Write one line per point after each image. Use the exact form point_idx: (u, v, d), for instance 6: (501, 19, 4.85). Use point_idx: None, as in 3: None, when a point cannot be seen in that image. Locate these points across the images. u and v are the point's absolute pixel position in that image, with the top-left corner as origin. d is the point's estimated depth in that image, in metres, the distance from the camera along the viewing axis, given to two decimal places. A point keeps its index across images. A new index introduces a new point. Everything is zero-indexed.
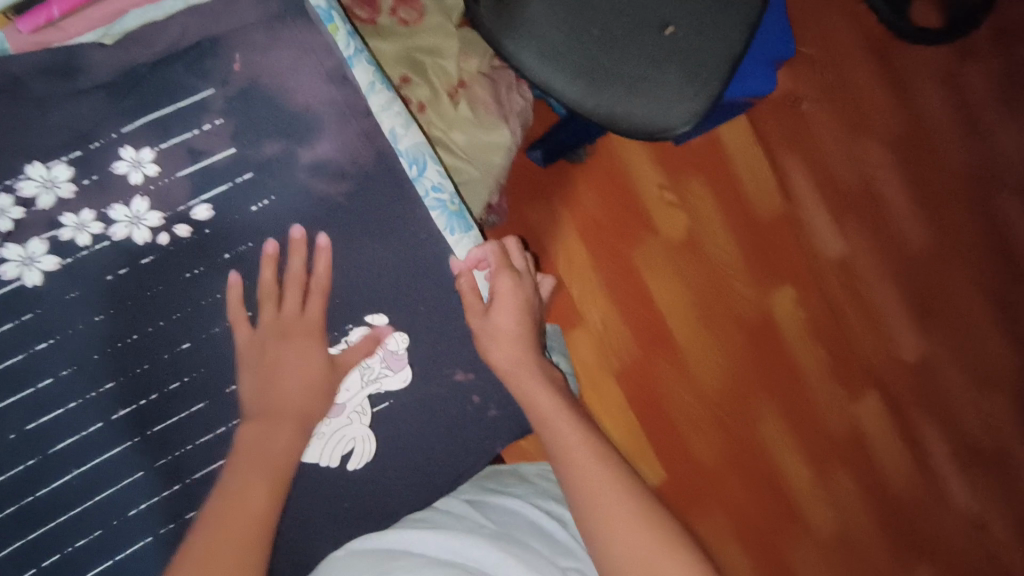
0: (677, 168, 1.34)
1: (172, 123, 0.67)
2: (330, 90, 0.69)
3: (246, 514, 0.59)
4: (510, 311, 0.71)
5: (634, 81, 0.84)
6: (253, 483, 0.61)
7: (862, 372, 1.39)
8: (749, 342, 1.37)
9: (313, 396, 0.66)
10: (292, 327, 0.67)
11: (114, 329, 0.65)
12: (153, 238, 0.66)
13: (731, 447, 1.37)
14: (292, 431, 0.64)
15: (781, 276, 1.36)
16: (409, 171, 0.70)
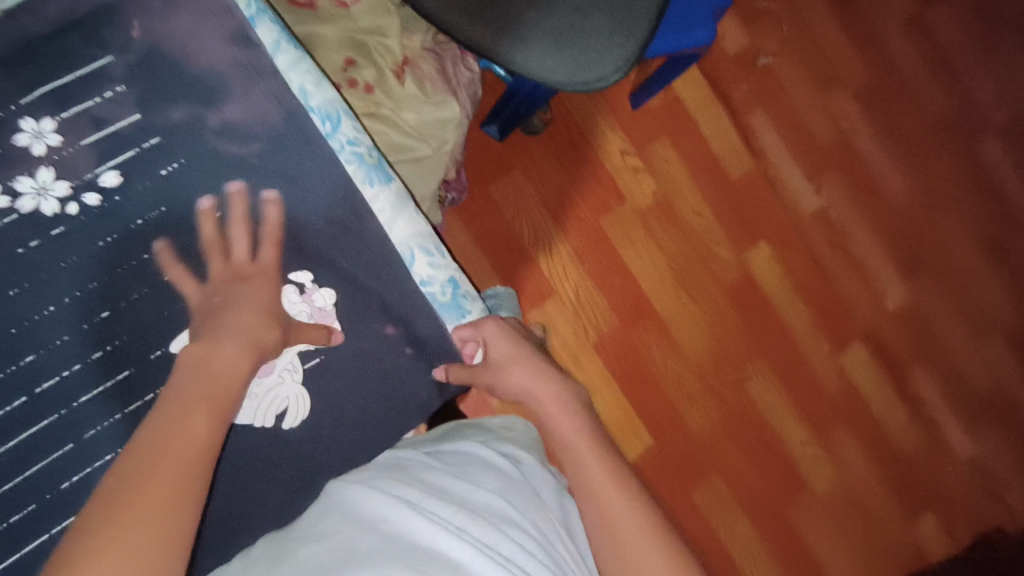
0: (637, 130, 1.32)
1: (73, 92, 0.62)
2: (233, 52, 0.66)
3: (189, 434, 0.48)
4: (503, 346, 0.68)
5: (565, 36, 0.80)
6: (195, 404, 0.51)
7: (853, 324, 1.44)
8: (729, 304, 1.36)
9: (265, 327, 0.60)
10: (244, 272, 0.63)
11: (31, 302, 0.60)
12: (62, 209, 0.61)
13: (720, 410, 1.35)
14: (240, 357, 0.56)
15: (758, 232, 1.38)
16: (323, 133, 0.68)
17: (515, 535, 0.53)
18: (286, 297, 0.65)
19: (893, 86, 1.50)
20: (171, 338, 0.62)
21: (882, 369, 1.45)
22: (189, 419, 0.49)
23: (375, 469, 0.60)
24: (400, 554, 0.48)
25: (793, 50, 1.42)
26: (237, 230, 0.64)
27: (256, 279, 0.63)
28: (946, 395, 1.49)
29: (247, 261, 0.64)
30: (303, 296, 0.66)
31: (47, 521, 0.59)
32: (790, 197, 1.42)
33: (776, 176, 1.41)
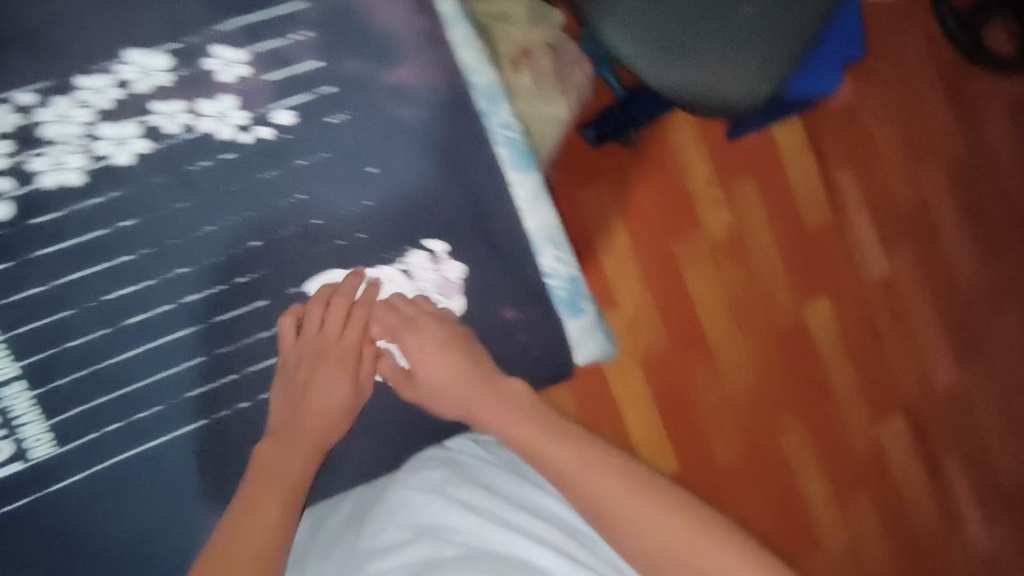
0: (730, 163, 1.23)
1: (266, 27, 0.63)
2: (415, 17, 0.66)
3: (263, 529, 0.53)
4: (436, 359, 0.62)
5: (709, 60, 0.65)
6: (264, 500, 0.55)
7: (897, 401, 1.33)
8: (779, 351, 1.26)
9: (333, 422, 0.61)
10: (325, 346, 0.62)
11: (193, 218, 0.62)
12: (236, 137, 0.63)
13: (751, 454, 1.24)
14: (305, 460, 0.59)
15: (822, 286, 1.28)
16: (480, 110, 0.68)
17: (585, 542, 0.55)
18: (417, 262, 0.67)
19: (991, 162, 1.39)
20: (306, 276, 0.65)
21: (918, 451, 1.34)
22: (258, 517, 0.54)
23: (430, 467, 0.61)
24: (485, 562, 0.50)
25: (895, 109, 1.33)
26: (327, 301, 0.63)
27: (338, 356, 0.62)
28: (978, 489, 1.36)
29: (326, 330, 0.62)
30: (433, 263, 0.67)
31: (171, 423, 0.62)
32: (861, 263, 1.31)
33: (851, 235, 1.30)
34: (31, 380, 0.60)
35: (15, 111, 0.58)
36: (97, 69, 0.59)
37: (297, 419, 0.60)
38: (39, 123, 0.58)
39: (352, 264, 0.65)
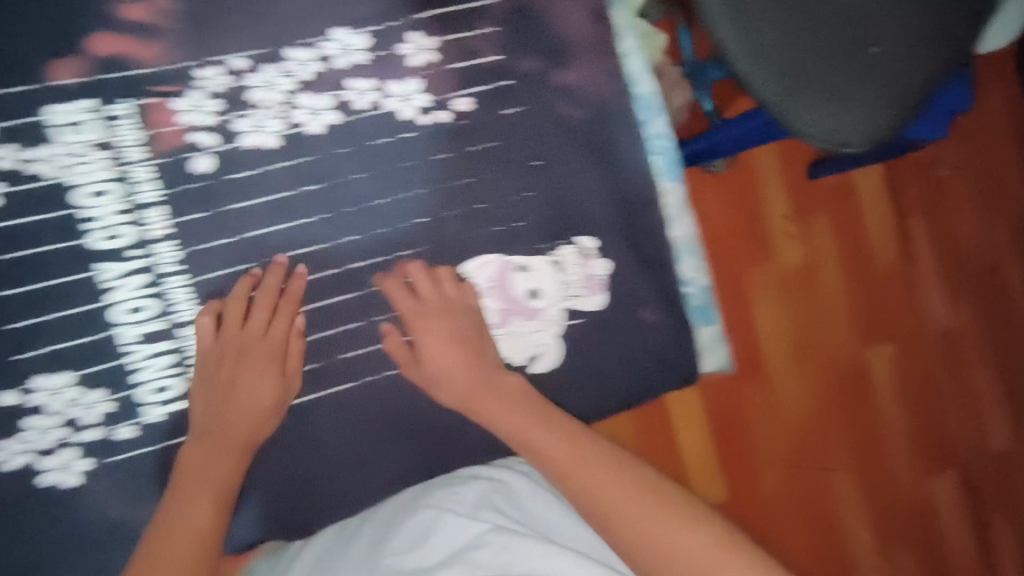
0: (806, 193, 1.07)
1: (457, 20, 0.67)
2: (593, 24, 0.70)
3: (190, 536, 0.54)
4: (450, 355, 0.63)
5: (801, 56, 0.59)
6: (192, 502, 0.56)
7: (963, 472, 1.10)
8: (836, 391, 1.06)
9: (261, 420, 0.60)
10: (248, 346, 0.61)
11: (371, 189, 0.65)
12: (418, 119, 0.66)
13: (798, 500, 1.04)
14: (231, 464, 0.58)
15: (886, 325, 1.09)
16: (638, 120, 0.71)
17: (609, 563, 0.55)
18: (567, 256, 0.70)
19: None
20: (465, 258, 0.68)
21: (977, 530, 1.09)
22: (188, 524, 0.54)
23: (474, 482, 0.62)
24: None
25: (983, 152, 1.11)
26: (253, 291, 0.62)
27: (258, 348, 0.61)
28: None
29: (249, 328, 0.61)
30: (583, 259, 0.70)
31: (328, 380, 0.65)
32: (927, 316, 1.10)
33: (922, 287, 1.10)
34: None
35: (227, 74, 0.62)
36: (304, 43, 0.63)
37: (222, 416, 0.59)
38: (246, 87, 0.62)
39: (509, 252, 0.69)
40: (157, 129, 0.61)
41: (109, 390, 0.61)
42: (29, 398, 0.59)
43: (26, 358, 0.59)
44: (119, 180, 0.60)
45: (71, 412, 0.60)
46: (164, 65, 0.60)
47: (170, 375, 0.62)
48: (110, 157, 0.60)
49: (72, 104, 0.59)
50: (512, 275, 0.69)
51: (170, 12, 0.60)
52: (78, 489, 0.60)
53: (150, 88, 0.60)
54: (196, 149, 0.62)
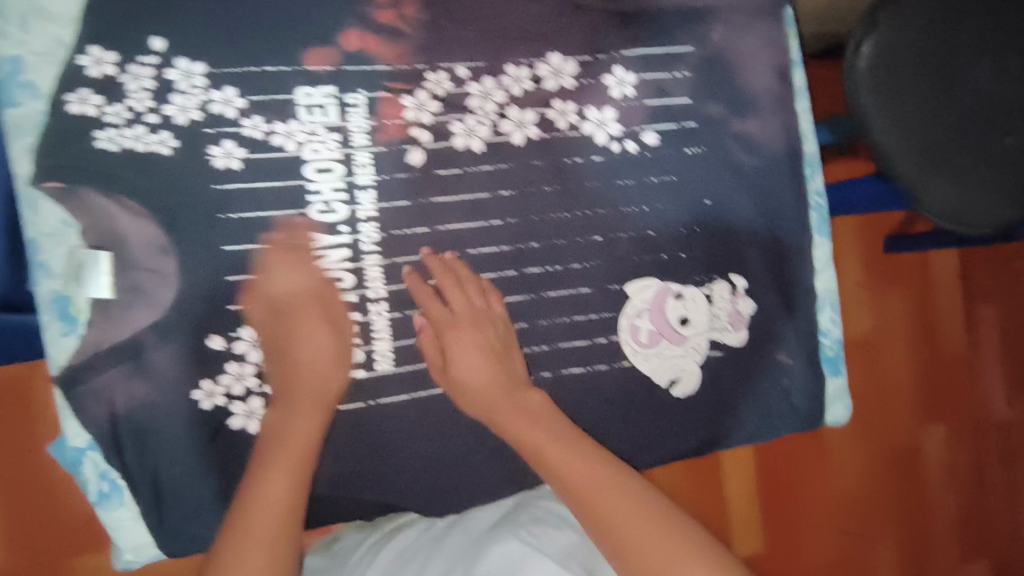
0: (883, 273, 1.14)
1: (658, 60, 0.72)
2: (776, 81, 0.75)
3: (276, 505, 0.58)
4: (473, 364, 0.67)
5: (948, 151, 0.69)
6: (270, 472, 0.60)
7: (993, 549, 1.19)
8: (888, 462, 1.15)
9: (330, 369, 0.66)
10: (290, 300, 0.65)
11: (557, 203, 0.71)
12: (608, 144, 0.72)
13: (838, 559, 1.12)
14: (318, 413, 0.64)
15: (942, 408, 1.17)
16: (805, 175, 0.76)
17: None
18: (719, 291, 0.75)
19: None
20: (629, 278, 0.73)
21: None
22: (267, 494, 0.58)
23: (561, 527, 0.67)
24: None
25: None
26: (289, 257, 0.65)
27: (311, 308, 0.65)
28: None
29: (286, 283, 0.65)
30: (732, 296, 0.75)
31: None
32: (983, 402, 1.19)
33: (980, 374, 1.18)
34: (392, 304, 0.68)
35: (451, 80, 0.68)
36: (522, 61, 0.69)
37: (291, 370, 0.65)
38: (466, 93, 0.68)
39: (667, 278, 0.74)
40: (384, 120, 0.67)
41: None
42: (231, 346, 0.65)
43: (237, 308, 0.64)
44: (343, 160, 0.66)
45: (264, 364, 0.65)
46: (401, 65, 0.67)
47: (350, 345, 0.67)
48: (338, 139, 0.66)
49: (317, 87, 0.65)
50: (667, 300, 0.74)
51: (416, 18, 0.67)
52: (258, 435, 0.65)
53: (384, 83, 0.66)
54: (413, 143, 0.67)
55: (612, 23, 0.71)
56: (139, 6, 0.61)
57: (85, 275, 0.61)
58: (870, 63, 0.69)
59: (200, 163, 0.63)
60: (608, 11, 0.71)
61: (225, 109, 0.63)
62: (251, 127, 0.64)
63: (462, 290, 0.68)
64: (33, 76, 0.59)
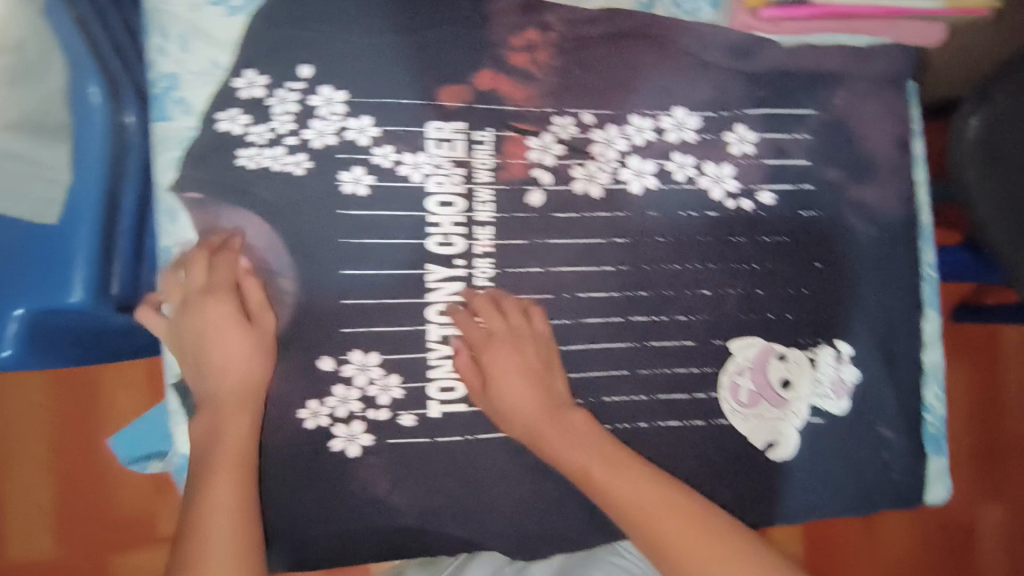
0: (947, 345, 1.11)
1: (778, 121, 0.73)
2: (895, 151, 0.75)
3: (227, 514, 0.54)
4: (518, 386, 0.63)
5: None
6: (211, 482, 0.56)
7: None
8: (941, 541, 1.09)
9: (246, 364, 0.60)
10: (190, 297, 0.60)
11: (668, 254, 0.71)
12: (723, 200, 0.72)
13: None
14: (241, 413, 0.59)
15: (1006, 489, 1.09)
16: (919, 247, 0.75)
17: None
18: (824, 356, 0.73)
19: None
20: (734, 335, 0.72)
21: None
22: (215, 505, 0.54)
23: None
24: None
25: None
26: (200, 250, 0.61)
27: (222, 296, 0.60)
28: None
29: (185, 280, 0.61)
30: (837, 363, 0.73)
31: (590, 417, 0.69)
32: None
33: None
34: None
35: (577, 125, 0.69)
36: (646, 113, 0.71)
37: (199, 372, 0.60)
38: (590, 140, 0.70)
39: (772, 339, 0.73)
40: (510, 158, 0.68)
41: (403, 377, 0.66)
42: (340, 368, 0.65)
43: (349, 331, 0.65)
44: (465, 195, 0.67)
45: (369, 390, 0.65)
46: (530, 107, 0.68)
47: (454, 378, 0.67)
48: (462, 174, 0.67)
49: (448, 122, 0.66)
50: (770, 361, 0.73)
51: (549, 64, 0.69)
52: (358, 458, 0.65)
53: (512, 123, 0.68)
54: (534, 184, 0.68)
55: (737, 82, 0.72)
56: (292, 36, 0.64)
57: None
58: (982, 135, 0.63)
59: (329, 187, 0.64)
60: (734, 69, 0.72)
61: (359, 137, 0.65)
62: (381, 155, 0.65)
63: (488, 305, 0.65)
64: (186, 92, 0.63)
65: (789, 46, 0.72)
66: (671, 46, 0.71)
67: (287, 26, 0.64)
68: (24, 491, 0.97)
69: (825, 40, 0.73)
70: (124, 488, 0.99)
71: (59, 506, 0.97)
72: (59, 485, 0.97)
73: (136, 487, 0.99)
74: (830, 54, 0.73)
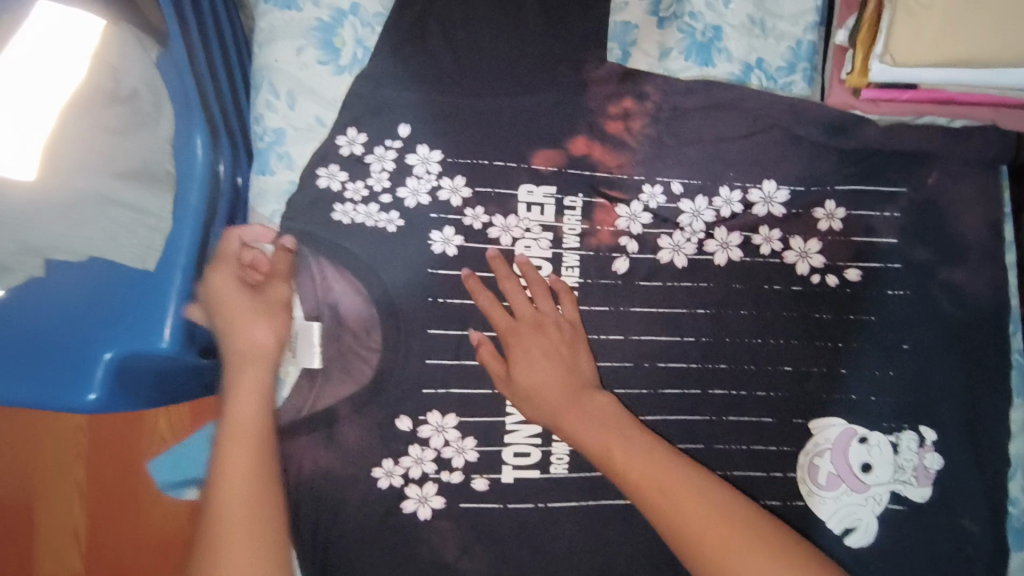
0: None
1: (868, 199, 0.72)
2: (987, 234, 0.74)
3: (240, 480, 0.55)
4: (541, 366, 0.61)
5: None
6: (228, 447, 0.56)
7: None
8: None
9: (248, 326, 0.60)
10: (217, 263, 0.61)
11: (751, 327, 0.70)
12: (809, 275, 0.71)
13: None
14: (257, 380, 0.59)
15: None
16: (1007, 331, 0.73)
17: None
18: (907, 442, 0.71)
19: None
20: (814, 415, 0.71)
21: None
22: (227, 469, 0.55)
23: None
24: None
25: None
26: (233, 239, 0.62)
27: (225, 265, 0.61)
28: None
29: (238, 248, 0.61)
30: (920, 449, 0.71)
31: None
32: None
33: None
34: None
35: (666, 194, 0.69)
36: (736, 185, 0.71)
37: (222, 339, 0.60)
38: (678, 209, 0.70)
39: (854, 421, 0.71)
40: (598, 225, 0.68)
41: (478, 440, 0.65)
42: (418, 428, 0.64)
43: (430, 391, 0.64)
44: (552, 260, 0.67)
45: (444, 451, 0.64)
46: (621, 175, 0.69)
47: (530, 444, 0.65)
48: (550, 238, 0.67)
49: (540, 186, 0.67)
50: (851, 443, 0.71)
51: (642, 133, 0.69)
52: (429, 521, 0.64)
53: (603, 189, 0.68)
54: (621, 251, 0.68)
55: (828, 158, 0.72)
56: (393, 96, 0.66)
57: (300, 348, 0.64)
58: None
59: (420, 246, 0.65)
60: (828, 145, 0.71)
61: (452, 197, 0.65)
62: (472, 217, 0.65)
63: (513, 289, 0.64)
64: (289, 148, 0.65)
65: (884, 124, 0.72)
66: (764, 120, 0.71)
67: (389, 86, 0.66)
68: (60, 513, 0.94)
69: (924, 117, 0.73)
70: (157, 516, 0.94)
71: (93, 530, 0.94)
72: (94, 510, 0.94)
73: (169, 516, 0.94)
74: (924, 134, 0.72)
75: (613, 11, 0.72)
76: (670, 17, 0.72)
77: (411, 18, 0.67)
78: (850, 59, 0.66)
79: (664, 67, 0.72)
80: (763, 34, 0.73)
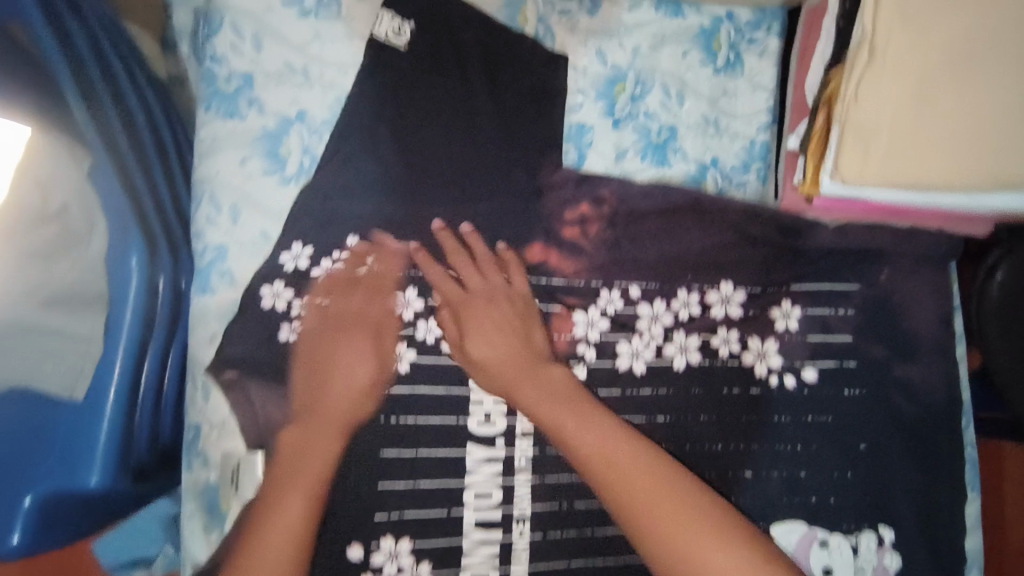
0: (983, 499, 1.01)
1: (822, 298, 0.72)
2: (938, 330, 0.74)
3: (287, 531, 0.58)
4: (494, 338, 0.64)
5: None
6: (288, 490, 0.59)
7: None
8: None
9: (354, 396, 0.61)
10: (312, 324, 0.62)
11: (710, 432, 0.69)
12: (766, 376, 0.71)
13: None
14: (331, 444, 0.60)
15: None
16: (959, 425, 0.74)
17: None
18: (867, 542, 0.71)
19: None
20: (777, 519, 0.69)
21: None
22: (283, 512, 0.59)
23: None
24: None
25: None
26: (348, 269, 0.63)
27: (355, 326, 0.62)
28: None
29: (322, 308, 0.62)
30: (879, 549, 0.71)
31: None
32: None
33: None
34: (534, 524, 0.63)
35: (623, 299, 0.68)
36: (693, 287, 0.70)
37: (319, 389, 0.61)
38: (636, 313, 0.68)
39: (815, 523, 0.70)
40: (555, 334, 0.66)
41: (432, 565, 0.62)
42: (370, 556, 0.61)
43: (382, 516, 0.61)
44: None
45: None
46: (577, 281, 0.67)
47: (488, 566, 0.63)
48: None
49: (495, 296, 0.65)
50: (812, 546, 0.70)
51: (599, 237, 0.68)
52: None
53: (559, 296, 0.67)
54: (579, 359, 0.66)
55: (784, 258, 0.72)
56: (343, 206, 0.64)
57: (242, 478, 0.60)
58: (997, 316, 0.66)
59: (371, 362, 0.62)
60: (782, 245, 0.72)
61: (403, 309, 0.63)
62: (425, 329, 0.63)
63: (463, 261, 0.65)
64: (232, 264, 0.63)
65: (834, 224, 0.72)
66: (720, 221, 0.71)
67: (338, 196, 0.64)
68: None
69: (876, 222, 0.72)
70: None
71: None
72: None
73: None
74: (875, 233, 0.73)
75: (569, 112, 0.70)
76: (625, 118, 0.72)
77: (362, 123, 0.66)
78: (801, 168, 0.66)
79: (621, 169, 0.71)
80: (717, 134, 0.73)
